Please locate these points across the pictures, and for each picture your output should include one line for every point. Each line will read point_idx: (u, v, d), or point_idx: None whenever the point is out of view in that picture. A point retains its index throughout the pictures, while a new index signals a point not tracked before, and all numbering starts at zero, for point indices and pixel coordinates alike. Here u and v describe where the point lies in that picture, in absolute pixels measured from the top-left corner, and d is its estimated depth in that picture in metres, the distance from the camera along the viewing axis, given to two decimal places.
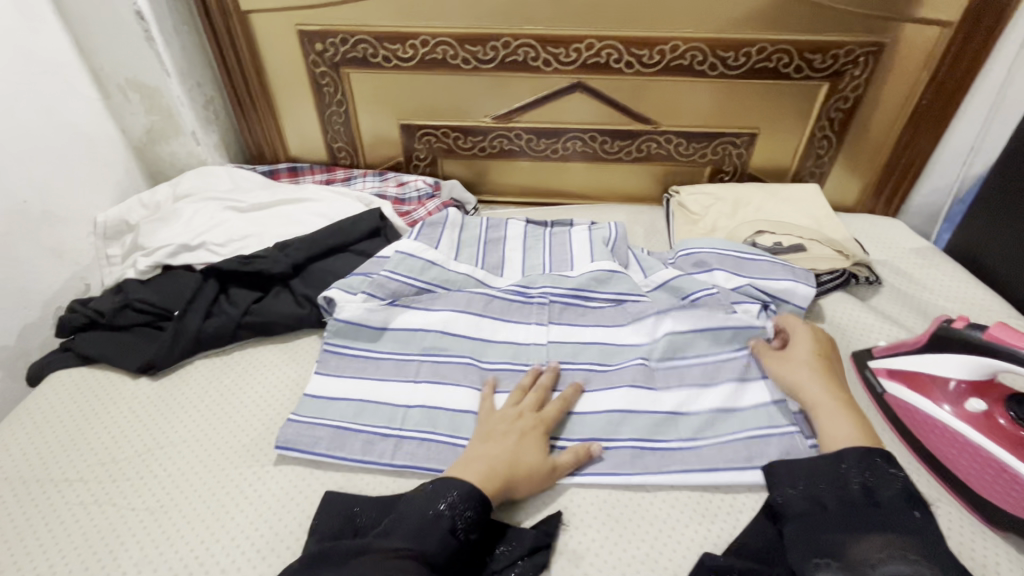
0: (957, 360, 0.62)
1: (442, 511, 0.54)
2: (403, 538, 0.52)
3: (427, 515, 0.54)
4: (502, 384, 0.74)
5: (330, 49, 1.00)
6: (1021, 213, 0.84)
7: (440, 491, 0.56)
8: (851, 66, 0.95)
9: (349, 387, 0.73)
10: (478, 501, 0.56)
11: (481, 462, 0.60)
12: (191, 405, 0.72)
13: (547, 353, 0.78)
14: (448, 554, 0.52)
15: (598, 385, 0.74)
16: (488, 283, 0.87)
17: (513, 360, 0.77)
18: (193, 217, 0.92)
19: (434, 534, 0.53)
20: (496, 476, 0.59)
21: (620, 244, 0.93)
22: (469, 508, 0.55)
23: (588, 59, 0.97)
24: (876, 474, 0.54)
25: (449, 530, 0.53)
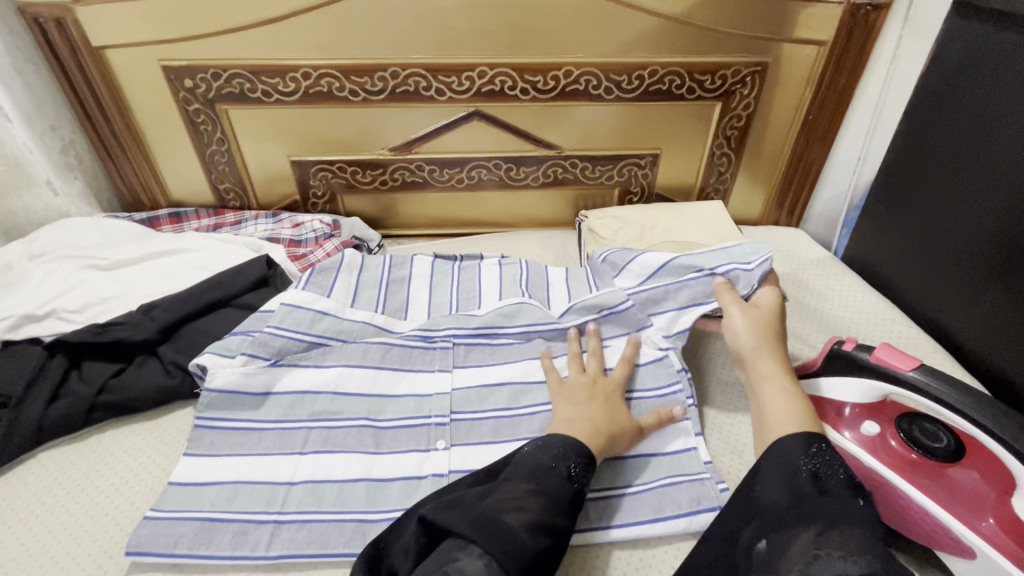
0: (850, 383, 0.61)
1: (559, 463, 0.56)
2: (528, 481, 0.54)
3: (548, 464, 0.56)
4: (400, 443, 0.68)
5: (202, 85, 0.92)
6: (904, 220, 0.87)
7: (556, 445, 0.58)
8: (739, 85, 0.97)
9: (221, 470, 0.63)
10: (586, 461, 0.57)
11: (578, 419, 0.63)
12: (29, 511, 0.62)
13: (451, 402, 0.72)
14: (568, 499, 0.54)
15: (505, 436, 0.69)
16: (390, 328, 0.79)
17: (414, 413, 0.71)
18: (43, 281, 0.81)
19: (552, 479, 0.55)
20: (596, 435, 0.61)
21: (530, 277, 0.89)
22: (580, 465, 0.57)
23: (482, 87, 0.94)
24: (822, 462, 0.53)
25: (565, 480, 0.55)
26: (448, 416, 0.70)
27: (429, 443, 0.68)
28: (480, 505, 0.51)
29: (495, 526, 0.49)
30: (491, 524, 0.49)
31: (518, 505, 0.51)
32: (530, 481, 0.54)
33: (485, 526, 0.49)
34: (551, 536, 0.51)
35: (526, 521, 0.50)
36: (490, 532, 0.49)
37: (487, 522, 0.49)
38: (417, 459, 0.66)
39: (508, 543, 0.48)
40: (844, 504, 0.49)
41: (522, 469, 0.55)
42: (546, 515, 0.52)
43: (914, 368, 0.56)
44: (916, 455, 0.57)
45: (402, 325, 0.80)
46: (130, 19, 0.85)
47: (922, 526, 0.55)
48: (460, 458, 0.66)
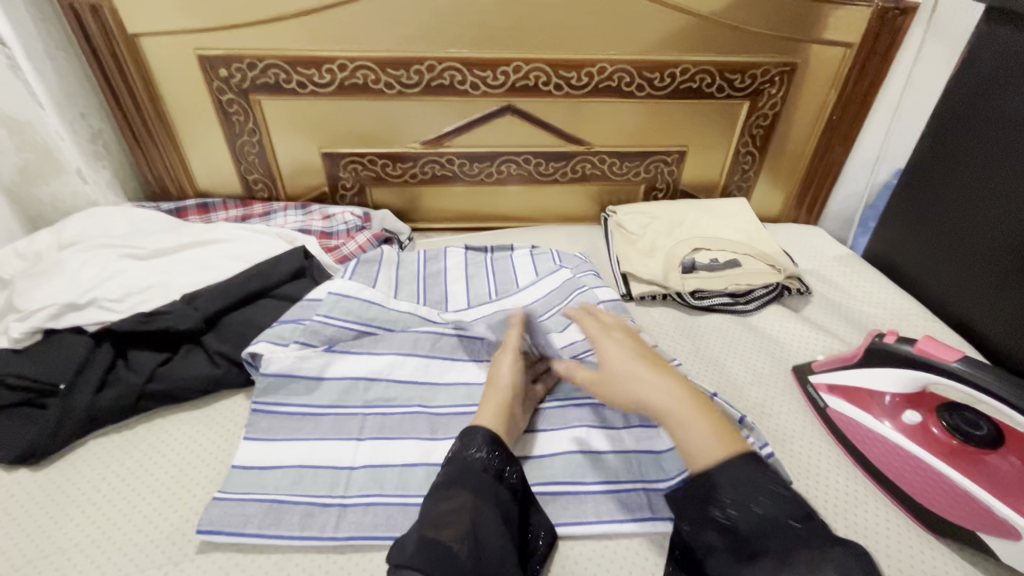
0: (894, 374, 0.64)
1: (474, 458, 0.56)
2: (448, 487, 0.54)
3: (468, 460, 0.56)
4: (457, 429, 0.69)
5: (236, 75, 0.92)
6: (929, 220, 0.89)
7: (464, 441, 0.58)
8: (768, 85, 0.99)
9: (288, 452, 0.65)
10: (500, 448, 0.58)
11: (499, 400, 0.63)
12: (86, 498, 0.61)
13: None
14: (494, 490, 0.55)
15: (557, 424, 0.69)
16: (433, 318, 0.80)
17: (465, 402, 0.72)
18: (81, 269, 0.80)
19: (470, 475, 0.55)
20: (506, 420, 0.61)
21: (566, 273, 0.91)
22: (495, 454, 0.57)
23: (517, 82, 0.95)
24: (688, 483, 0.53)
25: (487, 472, 0.56)
26: None
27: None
28: (405, 537, 0.51)
29: (426, 542, 0.49)
30: (419, 541, 0.49)
31: (450, 515, 0.51)
32: (455, 484, 0.54)
33: (419, 550, 0.48)
34: (489, 530, 0.51)
35: (451, 521, 0.50)
36: (424, 553, 0.48)
37: (418, 546, 0.49)
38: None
39: (440, 558, 0.48)
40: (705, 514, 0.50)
41: (442, 475, 0.55)
42: (474, 517, 0.51)
43: (959, 360, 0.58)
44: (956, 443, 0.61)
45: (442, 316, 0.81)
46: (166, 6, 0.85)
47: (963, 507, 0.58)
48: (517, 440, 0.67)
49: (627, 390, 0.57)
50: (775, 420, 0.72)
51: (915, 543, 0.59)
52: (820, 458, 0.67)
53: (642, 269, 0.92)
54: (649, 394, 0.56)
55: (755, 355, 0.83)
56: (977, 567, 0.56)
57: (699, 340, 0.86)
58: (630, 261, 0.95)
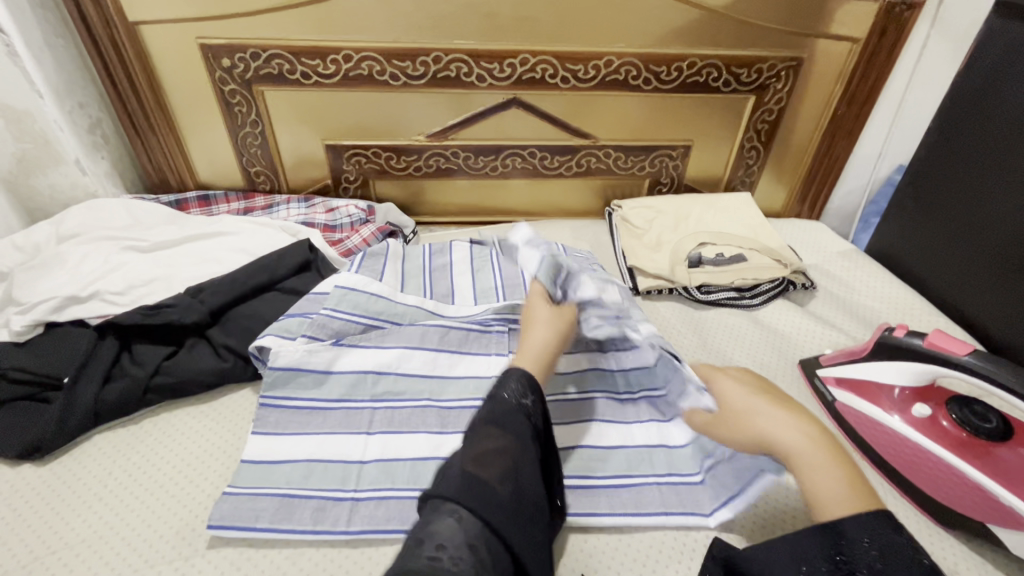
0: (903, 368, 0.65)
1: (519, 402, 0.56)
2: (492, 428, 0.53)
3: (511, 403, 0.55)
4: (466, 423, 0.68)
5: (239, 65, 0.90)
6: (934, 215, 0.90)
7: (505, 384, 0.58)
8: (774, 80, 0.99)
9: (297, 447, 0.64)
10: (540, 398, 0.58)
11: (540, 342, 0.65)
12: (93, 493, 0.61)
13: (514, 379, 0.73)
14: (531, 434, 0.54)
15: (569, 419, 0.68)
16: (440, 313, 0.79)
17: (475, 396, 0.71)
18: (82, 262, 0.79)
19: (513, 417, 0.54)
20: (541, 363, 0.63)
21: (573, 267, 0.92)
22: (534, 402, 0.57)
23: (523, 74, 0.94)
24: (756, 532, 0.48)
25: (529, 419, 0.55)
26: None
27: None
28: (446, 472, 0.49)
29: (471, 477, 0.47)
30: (465, 475, 0.48)
31: (493, 454, 0.50)
32: (499, 425, 0.53)
33: (465, 484, 0.47)
34: (528, 474, 0.51)
35: (495, 461, 0.50)
36: (471, 488, 0.47)
37: (463, 479, 0.47)
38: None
39: (486, 493, 0.47)
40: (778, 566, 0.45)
41: (483, 415, 0.54)
42: (515, 458, 0.51)
43: (969, 354, 0.58)
44: (967, 435, 0.61)
45: (451, 311, 0.80)
46: None
47: (972, 499, 0.58)
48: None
49: (752, 427, 0.55)
50: None
51: (924, 535, 0.59)
52: None
53: (648, 263, 0.92)
54: (775, 432, 0.54)
55: (762, 349, 0.83)
56: (985, 558, 0.57)
57: (705, 334, 0.86)
58: (636, 255, 0.95)
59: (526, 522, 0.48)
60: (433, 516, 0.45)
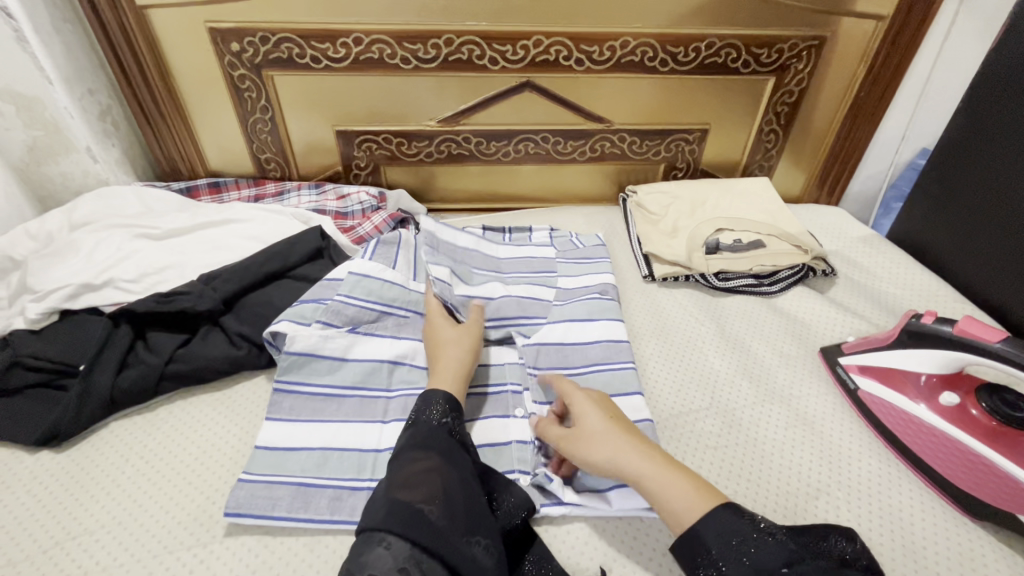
0: (932, 356, 0.63)
1: (440, 421, 0.57)
2: (415, 449, 0.54)
3: (432, 424, 0.56)
4: (482, 411, 0.67)
5: (248, 49, 0.89)
6: (961, 199, 0.87)
7: (426, 406, 0.59)
8: (794, 60, 0.96)
9: (312, 435, 0.63)
10: (459, 412, 0.59)
11: (458, 366, 0.65)
12: (109, 480, 0.61)
13: (525, 368, 0.72)
14: (456, 450, 0.55)
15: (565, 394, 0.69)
16: None
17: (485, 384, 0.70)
18: (95, 250, 0.79)
19: (436, 436, 0.55)
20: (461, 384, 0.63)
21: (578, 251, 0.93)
22: (455, 419, 0.58)
23: (537, 56, 0.92)
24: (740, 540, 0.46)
25: (451, 435, 0.56)
26: (522, 385, 0.70)
27: (507, 411, 0.68)
28: (374, 501, 0.49)
29: (395, 505, 0.48)
30: (388, 503, 0.48)
31: (419, 475, 0.51)
32: (421, 446, 0.54)
33: (392, 510, 0.47)
34: (458, 487, 0.51)
35: (419, 479, 0.50)
36: (396, 513, 0.47)
37: (387, 507, 0.48)
38: (499, 425, 0.66)
39: (412, 515, 0.47)
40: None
41: (406, 440, 0.55)
42: (444, 478, 0.51)
43: (1002, 341, 0.56)
44: (996, 424, 0.60)
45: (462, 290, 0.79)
46: None
47: (1000, 490, 0.57)
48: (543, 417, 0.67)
49: (603, 451, 0.54)
50: (798, 410, 0.70)
51: (950, 525, 0.58)
52: (852, 440, 0.66)
53: (665, 249, 0.91)
54: (624, 459, 0.53)
55: (780, 338, 0.81)
56: (1013, 550, 0.56)
57: (723, 322, 0.84)
58: (652, 242, 0.93)
59: (462, 532, 0.48)
60: (365, 547, 0.46)
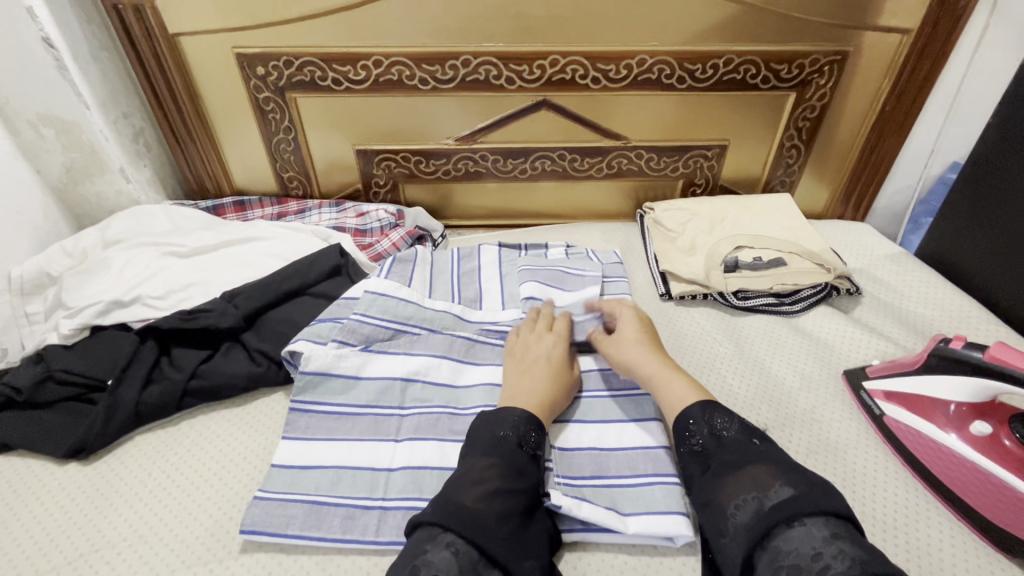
0: (961, 383, 0.61)
1: (511, 431, 0.58)
2: (485, 454, 0.55)
3: (507, 436, 0.58)
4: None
5: (273, 73, 0.92)
6: (994, 216, 0.84)
7: (504, 417, 0.60)
8: (816, 75, 0.95)
9: (329, 454, 0.64)
10: (534, 425, 0.60)
11: (531, 388, 0.65)
12: (134, 493, 0.63)
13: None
14: (525, 466, 0.56)
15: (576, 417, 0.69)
16: (467, 318, 0.81)
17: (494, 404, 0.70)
18: (126, 268, 0.82)
19: (508, 448, 0.57)
20: (544, 405, 0.64)
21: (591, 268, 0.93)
22: (531, 433, 0.59)
23: (553, 75, 0.93)
24: (718, 419, 0.57)
25: (523, 449, 0.58)
26: None
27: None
28: (443, 496, 0.51)
29: (468, 510, 0.49)
30: (463, 509, 0.49)
31: (491, 486, 0.52)
32: (493, 454, 0.55)
33: (463, 516, 0.48)
34: (521, 502, 0.52)
35: (491, 489, 0.51)
36: (469, 520, 0.48)
37: (462, 511, 0.48)
38: None
39: (474, 517, 0.48)
40: (744, 448, 0.53)
41: (482, 446, 0.57)
42: (512, 486, 0.53)
43: None
44: None
45: (478, 317, 0.81)
46: (205, 7, 0.85)
47: (996, 496, 0.57)
48: (558, 437, 0.66)
49: (628, 355, 0.70)
50: (821, 430, 0.69)
51: (982, 563, 0.55)
52: (877, 468, 0.64)
53: (682, 267, 0.90)
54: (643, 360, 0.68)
55: (802, 358, 0.79)
56: None
57: (742, 342, 0.83)
58: (669, 259, 0.92)
59: (519, 546, 0.49)
60: (428, 545, 0.47)
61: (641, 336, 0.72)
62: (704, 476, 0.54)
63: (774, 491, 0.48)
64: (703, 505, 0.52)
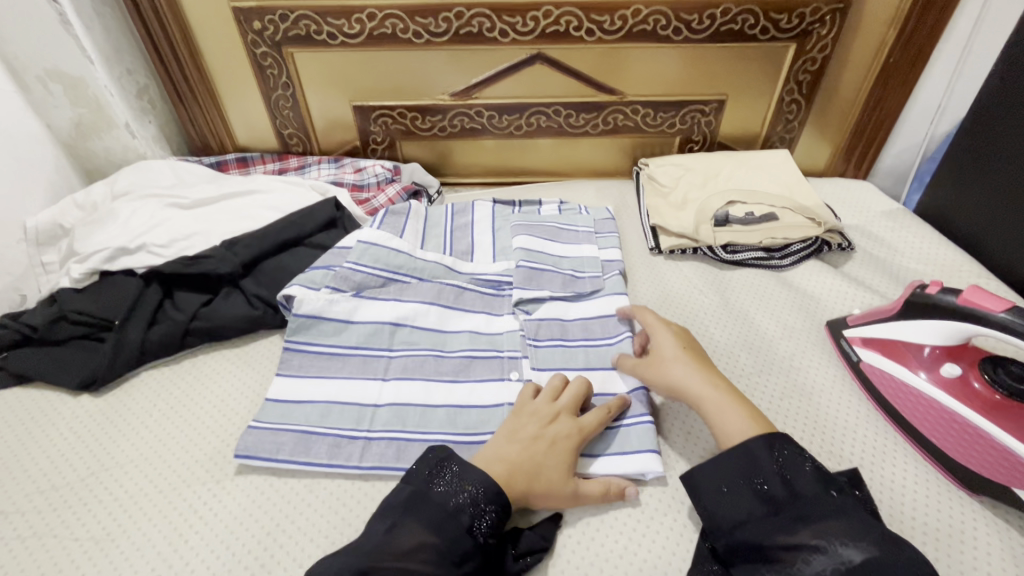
0: (936, 328, 0.61)
1: (464, 505, 0.51)
2: (424, 528, 0.49)
3: (456, 505, 0.51)
4: (477, 372, 0.70)
5: (269, 28, 0.93)
6: (992, 169, 0.82)
7: (463, 482, 0.53)
8: (818, 25, 0.92)
9: (320, 389, 0.68)
10: (493, 511, 0.52)
11: (508, 454, 0.57)
12: (139, 422, 0.67)
13: (525, 339, 0.74)
14: (465, 553, 0.49)
15: (557, 363, 0.71)
16: (457, 269, 0.83)
17: (478, 348, 0.73)
18: (131, 218, 0.86)
19: (452, 526, 0.50)
20: (516, 478, 0.55)
21: (583, 219, 0.93)
22: (486, 514, 0.51)
23: (547, 27, 0.92)
24: (786, 461, 0.51)
25: (470, 531, 0.50)
26: (519, 351, 0.73)
27: (503, 373, 0.70)
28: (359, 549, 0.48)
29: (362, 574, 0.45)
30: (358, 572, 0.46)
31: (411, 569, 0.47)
32: (430, 529, 0.49)
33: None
34: None
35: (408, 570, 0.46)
36: None
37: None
38: (494, 388, 0.69)
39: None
40: (822, 499, 0.48)
41: (422, 516, 0.50)
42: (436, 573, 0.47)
43: (1006, 310, 0.54)
44: (999, 398, 0.58)
45: (468, 268, 0.83)
46: None
47: (958, 437, 0.59)
48: (539, 381, 0.69)
49: (671, 375, 0.63)
50: (804, 380, 0.69)
51: (943, 497, 0.57)
52: (847, 410, 0.66)
53: (672, 221, 0.90)
54: (691, 382, 0.61)
55: (786, 309, 0.80)
56: (1010, 525, 0.54)
57: (728, 294, 0.83)
58: (660, 214, 0.92)
59: None
60: None
61: (682, 352, 0.64)
62: (763, 519, 0.49)
63: (855, 552, 0.44)
64: (754, 547, 0.48)
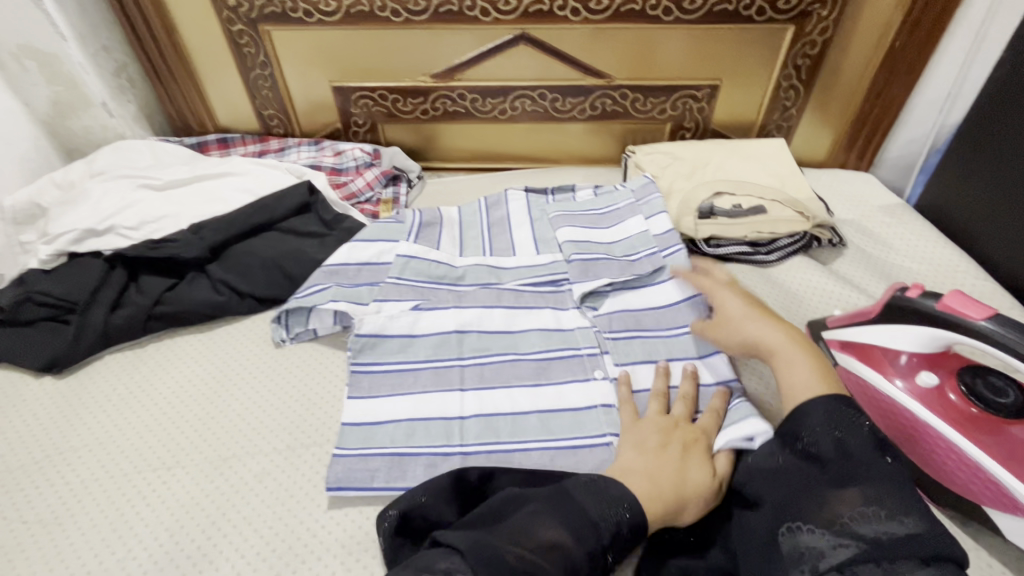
0: (916, 335, 0.57)
1: (602, 512, 0.47)
2: (559, 525, 0.45)
3: (595, 510, 0.47)
4: (557, 375, 0.66)
5: (244, 4, 0.91)
6: (995, 163, 0.77)
7: (607, 489, 0.48)
8: (818, 6, 0.87)
9: (388, 407, 0.63)
10: (639, 517, 0.47)
11: (640, 468, 0.52)
12: (97, 406, 0.68)
13: (599, 334, 0.70)
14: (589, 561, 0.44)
15: (508, 380, 0.65)
16: (501, 267, 0.78)
17: (431, 359, 0.67)
18: (102, 198, 0.85)
19: (587, 532, 0.45)
20: (658, 494, 0.49)
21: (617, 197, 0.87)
22: (621, 526, 0.46)
23: (530, 6, 0.88)
24: (844, 422, 0.49)
25: (598, 544, 0.45)
26: (598, 348, 0.68)
27: (586, 372, 0.66)
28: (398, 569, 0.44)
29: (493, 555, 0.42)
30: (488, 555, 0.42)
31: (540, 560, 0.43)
32: (568, 526, 0.45)
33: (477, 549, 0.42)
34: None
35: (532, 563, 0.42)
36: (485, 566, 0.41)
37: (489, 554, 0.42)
38: (437, 400, 0.63)
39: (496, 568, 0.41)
40: (876, 465, 0.46)
41: (562, 511, 0.46)
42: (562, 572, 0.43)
43: (986, 319, 0.51)
44: (974, 411, 0.55)
45: (513, 264, 0.79)
46: None
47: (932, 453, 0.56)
48: (489, 392, 0.65)
49: (742, 330, 0.61)
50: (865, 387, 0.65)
51: None
52: None
53: None
54: (761, 337, 0.59)
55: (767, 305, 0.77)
56: None
57: None
58: None
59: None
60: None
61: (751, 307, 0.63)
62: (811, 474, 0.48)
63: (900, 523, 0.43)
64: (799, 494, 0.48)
